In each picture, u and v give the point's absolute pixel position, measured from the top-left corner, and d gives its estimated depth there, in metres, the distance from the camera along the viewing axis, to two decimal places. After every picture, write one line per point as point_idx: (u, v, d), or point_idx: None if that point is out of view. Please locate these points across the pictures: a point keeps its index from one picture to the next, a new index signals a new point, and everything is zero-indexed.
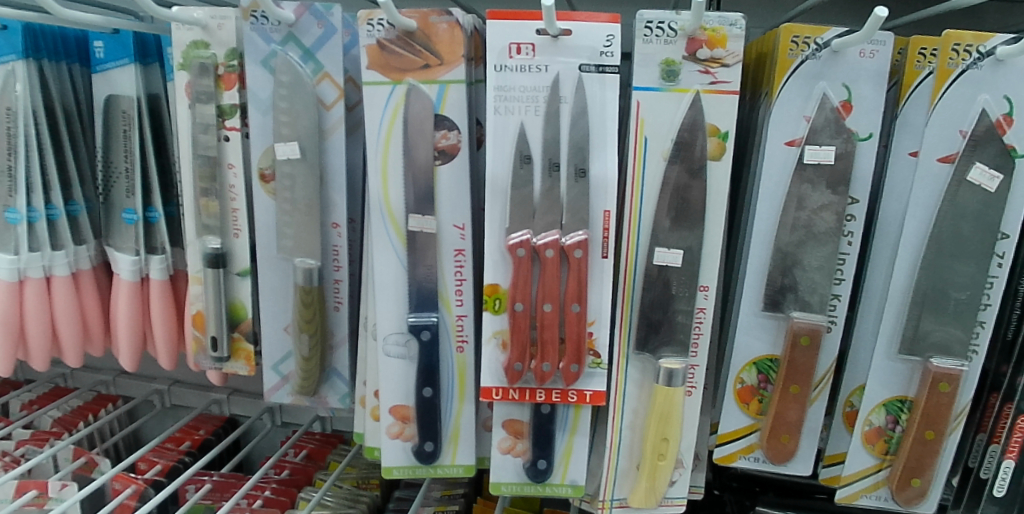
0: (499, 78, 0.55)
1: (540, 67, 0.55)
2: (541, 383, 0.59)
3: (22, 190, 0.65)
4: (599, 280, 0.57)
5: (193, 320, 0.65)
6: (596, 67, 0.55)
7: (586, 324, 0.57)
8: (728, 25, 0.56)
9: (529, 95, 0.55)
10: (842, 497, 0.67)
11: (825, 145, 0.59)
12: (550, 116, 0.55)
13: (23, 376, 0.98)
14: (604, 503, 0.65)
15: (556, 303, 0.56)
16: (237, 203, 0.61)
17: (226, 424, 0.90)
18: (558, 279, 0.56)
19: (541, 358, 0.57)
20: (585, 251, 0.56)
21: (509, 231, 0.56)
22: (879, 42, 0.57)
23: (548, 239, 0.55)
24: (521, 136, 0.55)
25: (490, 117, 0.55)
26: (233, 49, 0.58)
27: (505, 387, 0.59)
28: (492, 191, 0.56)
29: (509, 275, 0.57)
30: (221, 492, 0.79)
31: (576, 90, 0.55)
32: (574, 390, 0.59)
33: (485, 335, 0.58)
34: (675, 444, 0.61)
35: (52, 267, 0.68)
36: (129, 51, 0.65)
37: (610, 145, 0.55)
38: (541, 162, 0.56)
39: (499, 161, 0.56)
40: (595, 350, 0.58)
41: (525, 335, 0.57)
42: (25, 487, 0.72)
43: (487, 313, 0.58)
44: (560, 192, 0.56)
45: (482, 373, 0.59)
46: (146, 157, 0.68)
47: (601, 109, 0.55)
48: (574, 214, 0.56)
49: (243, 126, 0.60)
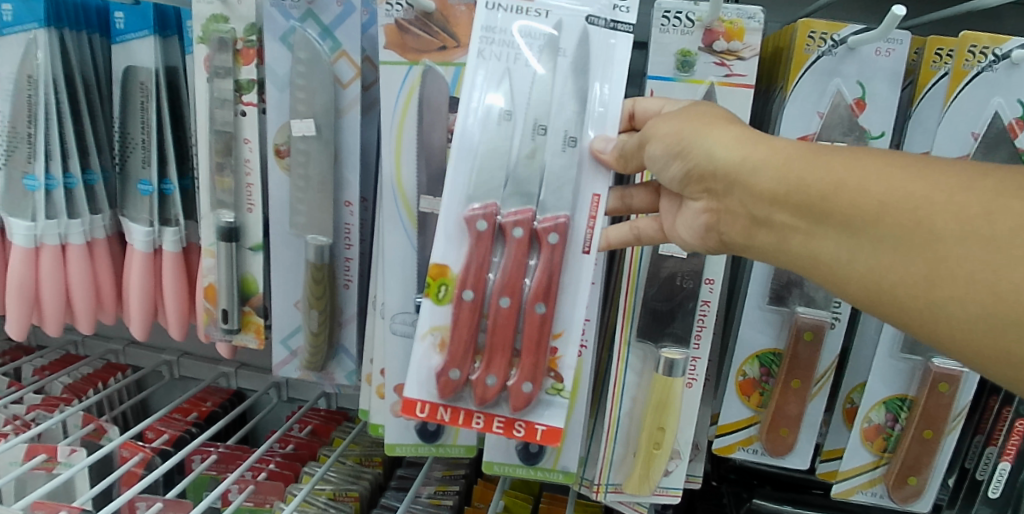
0: (489, 17, 0.49)
1: (540, 12, 0.49)
2: (480, 405, 0.51)
3: (41, 157, 0.66)
4: (575, 279, 0.49)
5: (205, 293, 0.65)
6: (608, 21, 0.49)
7: (550, 336, 0.50)
8: (747, 18, 0.57)
9: (522, 40, 0.49)
10: (839, 492, 0.68)
11: (837, 142, 0.60)
12: (544, 69, 0.49)
13: (37, 343, 0.99)
14: (599, 487, 0.66)
15: (515, 299, 0.49)
16: (252, 178, 0.62)
17: (233, 397, 0.91)
18: (522, 271, 0.49)
19: (490, 369, 0.50)
20: (561, 238, 0.49)
21: (469, 201, 0.49)
22: (895, 40, 0.58)
23: (517, 217, 0.49)
24: (506, 85, 0.48)
25: (471, 59, 0.48)
26: (252, 25, 0.59)
27: (433, 403, 0.50)
28: (482, 159, 0.48)
29: (461, 257, 0.49)
30: (227, 464, 0.81)
31: (577, 43, 0.49)
32: (522, 422, 0.51)
33: (421, 329, 0.50)
34: (672, 435, 0.62)
35: (67, 235, 0.69)
36: (148, 23, 0.66)
37: (610, 114, 0.49)
38: (523, 121, 0.49)
39: (469, 127, 0.48)
40: (556, 373, 0.50)
41: (470, 332, 0.49)
42: (34, 452, 0.74)
43: (428, 301, 0.49)
44: (552, 161, 0.49)
45: (410, 379, 0.50)
46: (162, 129, 0.68)
47: (605, 69, 0.49)
48: (553, 191, 0.49)
49: (260, 102, 0.60)
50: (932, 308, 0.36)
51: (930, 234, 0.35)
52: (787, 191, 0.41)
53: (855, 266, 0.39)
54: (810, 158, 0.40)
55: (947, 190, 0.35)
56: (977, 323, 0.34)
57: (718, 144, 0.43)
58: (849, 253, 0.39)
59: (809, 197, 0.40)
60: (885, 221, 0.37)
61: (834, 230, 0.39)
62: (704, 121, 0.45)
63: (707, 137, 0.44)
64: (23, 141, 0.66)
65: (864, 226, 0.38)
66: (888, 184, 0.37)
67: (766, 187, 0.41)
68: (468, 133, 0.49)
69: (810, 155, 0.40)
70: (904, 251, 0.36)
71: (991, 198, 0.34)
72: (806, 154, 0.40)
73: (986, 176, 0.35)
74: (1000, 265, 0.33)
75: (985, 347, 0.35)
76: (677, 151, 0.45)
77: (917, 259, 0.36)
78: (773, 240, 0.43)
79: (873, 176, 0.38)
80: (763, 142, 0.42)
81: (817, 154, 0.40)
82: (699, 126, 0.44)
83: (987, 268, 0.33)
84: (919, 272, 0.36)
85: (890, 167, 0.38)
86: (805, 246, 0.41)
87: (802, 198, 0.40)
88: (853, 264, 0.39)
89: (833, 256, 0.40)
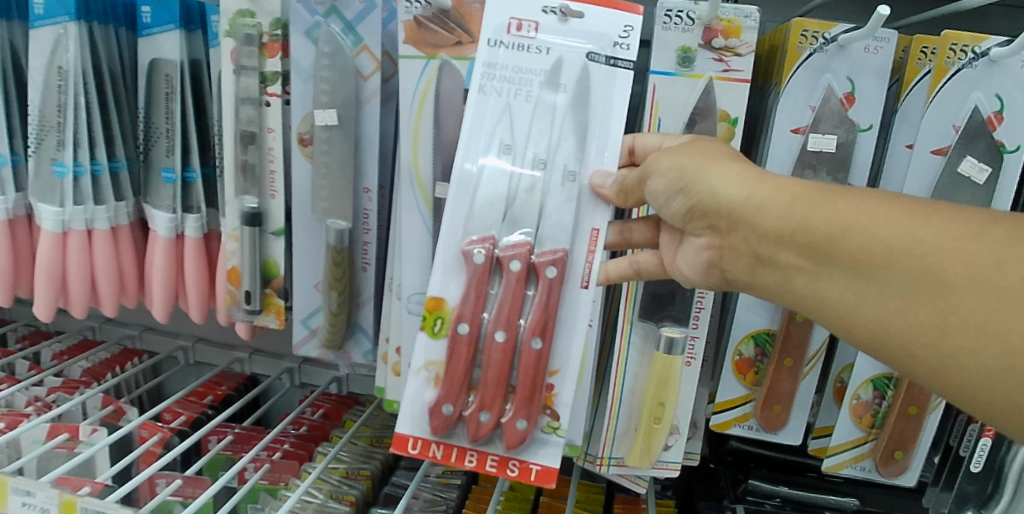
0: (490, 54, 0.52)
1: (541, 49, 0.52)
2: (472, 443, 0.53)
3: (70, 145, 0.69)
4: (573, 310, 0.52)
5: (228, 275, 0.68)
6: (608, 58, 0.52)
7: (547, 374, 0.53)
8: (744, 17, 0.61)
9: (522, 76, 0.52)
10: (829, 467, 0.72)
11: (828, 134, 0.64)
12: (544, 104, 0.52)
13: (55, 328, 1.02)
14: (602, 460, 0.70)
15: (511, 334, 0.51)
16: (275, 165, 0.65)
17: (247, 382, 0.94)
18: (520, 305, 0.52)
19: (484, 407, 0.52)
20: (559, 271, 0.51)
21: (466, 234, 0.52)
22: (882, 39, 0.62)
23: (515, 250, 0.52)
24: (506, 120, 0.52)
25: (473, 95, 0.51)
26: (277, 20, 0.62)
27: (425, 440, 0.53)
28: (481, 196, 0.52)
29: (458, 292, 0.52)
30: (242, 444, 0.83)
31: (577, 79, 0.52)
32: (516, 461, 0.53)
33: (417, 364, 0.52)
34: (671, 409, 0.66)
35: (93, 221, 0.72)
36: (175, 17, 0.69)
37: (609, 146, 0.52)
38: (524, 154, 0.52)
39: (473, 149, 0.52)
40: (551, 410, 0.53)
41: (463, 372, 0.52)
42: (57, 431, 0.77)
43: (425, 334, 0.52)
44: (552, 194, 0.52)
45: (404, 415, 0.53)
46: (185, 118, 0.71)
47: (606, 107, 0.52)
48: (552, 224, 0.52)
49: (283, 93, 0.63)
50: (941, 357, 0.38)
51: (943, 282, 0.37)
52: (793, 230, 0.43)
53: (863, 311, 0.41)
54: (815, 203, 0.42)
55: (958, 238, 0.37)
56: (985, 375, 0.36)
57: (720, 183, 0.46)
58: (857, 297, 0.41)
59: (816, 237, 0.42)
60: (898, 265, 0.39)
61: (841, 271, 0.41)
62: (707, 159, 0.47)
63: (711, 176, 0.46)
64: (52, 129, 0.69)
65: (875, 269, 0.39)
66: (900, 229, 0.39)
67: (771, 227, 0.43)
68: (467, 171, 0.52)
69: (810, 201, 0.42)
70: (914, 298, 0.38)
71: (1003, 249, 0.36)
72: (812, 198, 0.42)
73: (997, 225, 0.37)
74: (1013, 316, 0.35)
75: (994, 400, 0.36)
76: (680, 187, 0.48)
77: (927, 308, 0.38)
78: (780, 279, 0.45)
79: (882, 221, 0.40)
80: (767, 182, 0.44)
81: (823, 198, 0.42)
82: (701, 163, 0.47)
83: (1000, 319, 0.35)
84: (930, 321, 0.38)
85: (900, 212, 0.40)
86: (810, 287, 0.43)
87: (812, 238, 0.42)
88: (861, 308, 0.41)
89: (839, 298, 0.42)
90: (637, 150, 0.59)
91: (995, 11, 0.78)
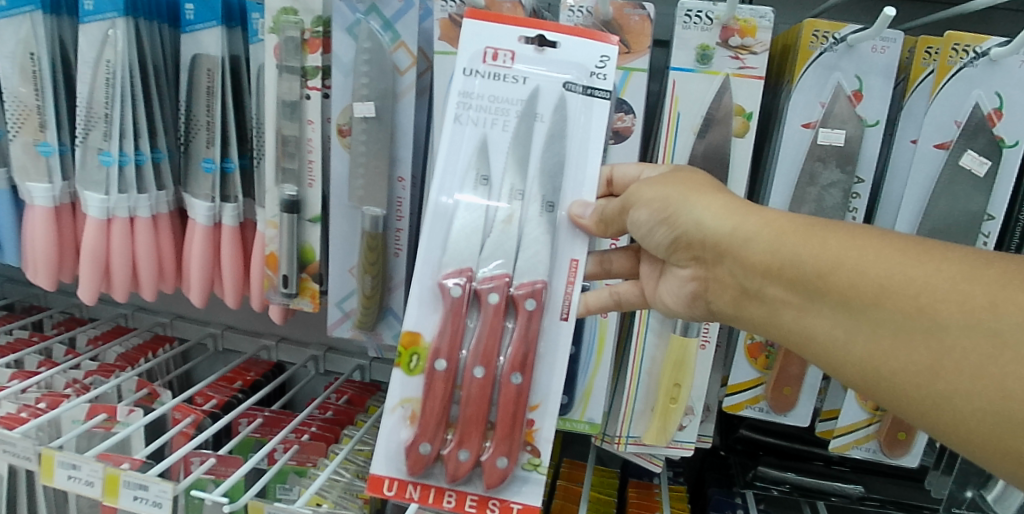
0: (466, 82, 0.52)
1: (517, 78, 0.52)
2: (451, 482, 0.53)
3: (116, 136, 0.72)
4: (554, 342, 0.53)
5: (266, 260, 0.72)
6: (584, 88, 0.52)
7: (528, 408, 0.53)
8: (759, 17, 0.65)
9: (498, 106, 0.52)
10: (836, 447, 0.75)
11: (837, 129, 0.68)
12: (521, 134, 0.52)
13: (89, 315, 1.06)
14: (620, 439, 0.74)
15: (489, 369, 0.52)
16: (313, 155, 0.69)
17: (274, 368, 0.96)
18: (498, 338, 0.53)
19: (463, 445, 0.52)
20: (539, 303, 0.52)
21: (443, 268, 0.52)
22: (889, 39, 0.66)
23: (492, 282, 0.53)
24: (482, 150, 0.52)
25: (449, 123, 0.52)
26: (319, 17, 0.66)
27: (401, 481, 0.54)
28: (456, 228, 0.52)
29: (435, 327, 0.52)
30: (271, 427, 0.85)
31: (555, 109, 0.52)
32: (495, 500, 0.53)
33: (392, 402, 0.53)
34: (687, 390, 0.70)
35: (136, 208, 0.75)
36: (216, 14, 0.72)
37: (588, 177, 0.53)
38: (500, 186, 0.53)
39: (449, 183, 0.52)
40: (533, 446, 0.53)
41: (441, 408, 0.52)
42: (96, 411, 0.79)
43: (399, 370, 0.52)
44: (529, 226, 0.53)
45: (381, 457, 0.53)
46: (225, 112, 0.74)
47: (583, 139, 0.52)
48: (529, 257, 0.52)
49: (323, 87, 0.67)
50: (934, 398, 0.37)
51: (935, 322, 0.37)
52: (780, 265, 0.45)
53: (854, 348, 0.41)
54: (801, 237, 0.44)
55: (950, 279, 0.38)
56: (981, 420, 0.36)
57: (702, 216, 0.49)
58: (846, 333, 0.41)
59: (805, 272, 0.43)
60: (887, 303, 0.39)
61: (830, 306, 0.42)
62: (689, 191, 0.50)
63: (696, 207, 0.49)
64: (99, 121, 0.72)
65: (864, 306, 0.40)
66: (888, 268, 0.40)
67: (758, 261, 0.46)
68: (443, 204, 0.53)
69: (793, 236, 0.45)
70: (905, 336, 0.38)
71: (996, 289, 0.36)
72: (801, 231, 0.45)
73: (989, 265, 0.38)
74: (1006, 361, 0.34)
75: (990, 443, 0.36)
76: (664, 217, 0.51)
77: (921, 346, 0.38)
78: (769, 314, 0.47)
79: (873, 259, 0.41)
80: (753, 214, 0.47)
81: (811, 231, 0.44)
82: (685, 195, 0.50)
83: (994, 363, 0.35)
84: (924, 361, 0.38)
85: (891, 249, 0.41)
86: (798, 323, 0.45)
87: (800, 275, 0.44)
88: (852, 345, 0.41)
89: (829, 334, 0.43)
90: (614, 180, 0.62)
91: (999, 13, 0.81)
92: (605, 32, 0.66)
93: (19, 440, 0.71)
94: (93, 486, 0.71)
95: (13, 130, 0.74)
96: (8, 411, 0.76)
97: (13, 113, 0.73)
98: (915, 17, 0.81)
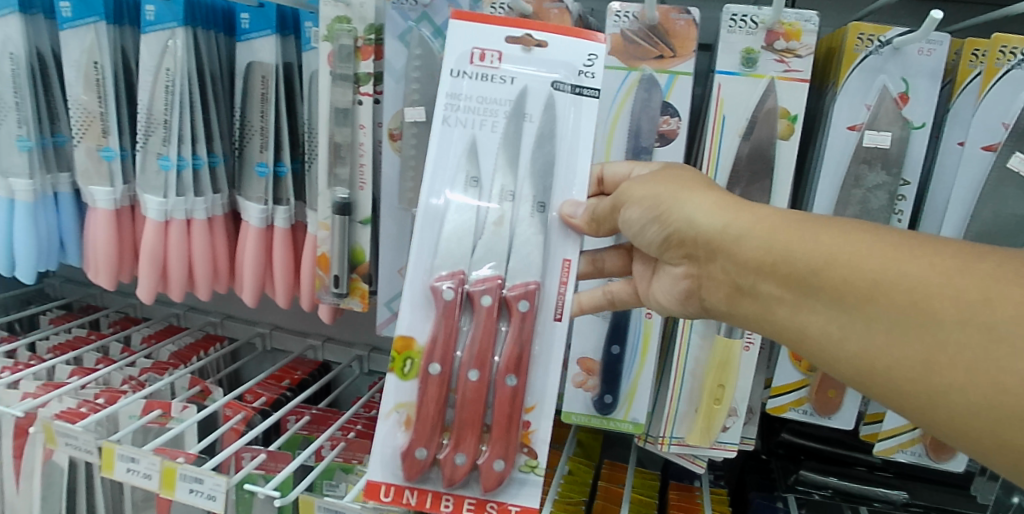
0: (453, 84, 0.54)
1: (505, 78, 0.54)
2: (448, 486, 0.54)
3: (175, 141, 0.75)
4: (549, 345, 0.54)
5: (318, 261, 0.74)
6: (572, 86, 0.53)
7: (523, 410, 0.54)
8: (804, 21, 0.66)
9: (486, 107, 0.54)
10: (881, 450, 0.75)
11: (883, 131, 0.68)
12: (510, 135, 0.54)
13: (143, 315, 1.10)
14: (664, 439, 0.74)
15: (484, 372, 0.53)
16: (364, 159, 0.71)
17: (320, 368, 0.99)
18: (493, 339, 0.54)
19: (459, 448, 0.53)
20: (532, 305, 0.53)
21: (434, 272, 0.54)
22: (935, 41, 0.66)
23: (484, 285, 0.54)
24: (471, 151, 0.54)
25: (438, 125, 0.54)
26: (372, 25, 0.68)
27: (398, 486, 0.55)
28: (448, 229, 0.53)
29: (428, 330, 0.53)
30: (318, 424, 0.87)
31: (543, 109, 0.54)
32: (492, 503, 0.54)
33: (387, 407, 0.54)
34: (731, 390, 0.71)
35: (192, 211, 0.78)
36: (271, 23, 0.74)
37: (578, 176, 0.54)
38: (491, 187, 0.54)
39: (438, 185, 0.54)
40: (530, 448, 0.54)
41: (436, 411, 0.53)
42: (151, 407, 0.81)
43: (393, 375, 0.53)
44: (520, 226, 0.54)
45: (376, 462, 0.55)
46: (279, 117, 0.77)
47: (572, 138, 0.54)
48: (521, 258, 0.54)
49: (374, 93, 0.69)
50: (931, 395, 0.37)
51: (931, 318, 0.37)
52: (773, 261, 0.44)
53: (848, 344, 0.41)
54: (795, 231, 0.44)
55: (945, 273, 0.37)
56: (978, 417, 0.35)
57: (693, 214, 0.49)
58: (840, 329, 0.41)
59: (798, 269, 0.43)
60: (881, 299, 0.39)
61: (824, 303, 0.42)
62: (680, 189, 0.50)
63: (686, 206, 0.49)
64: (159, 126, 0.75)
65: (858, 302, 0.40)
66: (880, 262, 0.39)
67: (750, 257, 0.46)
68: (434, 206, 0.54)
69: (783, 231, 0.45)
70: (900, 332, 0.38)
71: (989, 283, 0.36)
72: (794, 227, 0.44)
73: (982, 259, 0.37)
74: (1002, 356, 0.34)
75: (988, 438, 0.35)
76: (656, 215, 0.51)
77: (916, 341, 0.37)
78: (764, 312, 0.46)
79: (865, 254, 0.40)
80: (744, 210, 0.47)
81: (803, 227, 0.44)
82: (677, 193, 0.50)
83: (990, 359, 0.34)
84: (919, 357, 0.37)
85: (884, 244, 0.40)
86: (792, 320, 0.44)
87: (794, 272, 0.43)
88: (846, 341, 0.41)
89: (822, 330, 0.42)
90: (605, 179, 0.63)
91: None
92: (651, 37, 0.67)
93: (81, 434, 0.73)
94: (151, 479, 0.73)
95: (77, 136, 0.77)
96: (67, 406, 0.78)
97: (77, 120, 0.77)
98: (960, 19, 0.81)
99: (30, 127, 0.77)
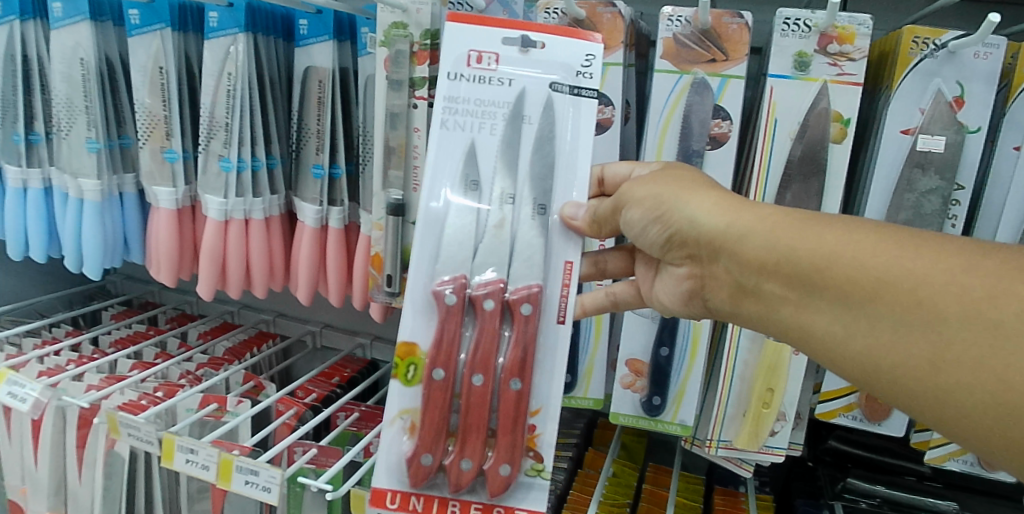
0: (451, 87, 0.54)
1: (502, 80, 0.54)
2: (454, 492, 0.55)
3: (236, 144, 0.78)
4: (551, 348, 0.54)
5: (372, 260, 0.76)
6: (571, 87, 0.54)
7: (529, 414, 0.54)
8: (858, 24, 0.66)
9: (484, 109, 0.54)
10: (931, 459, 0.74)
11: (937, 135, 0.67)
12: (509, 137, 0.54)
13: (200, 312, 1.14)
14: (711, 442, 0.74)
15: (488, 377, 0.54)
16: (419, 161, 0.72)
17: (369, 366, 1.01)
18: (496, 344, 0.54)
19: (464, 453, 0.54)
20: (534, 308, 0.53)
21: (435, 276, 0.54)
22: (992, 45, 0.66)
23: (487, 288, 0.54)
24: (469, 154, 0.54)
25: (437, 129, 0.54)
26: (428, 30, 0.69)
27: (403, 495, 0.55)
28: (449, 234, 0.54)
29: (430, 335, 0.54)
30: (366, 421, 0.88)
31: (543, 110, 0.54)
32: (499, 507, 0.55)
33: (391, 413, 0.54)
34: (780, 395, 0.71)
35: (251, 211, 0.80)
36: (329, 29, 0.77)
37: (578, 178, 0.54)
38: (491, 191, 0.55)
39: (437, 189, 0.54)
40: (535, 452, 0.55)
41: (441, 414, 0.54)
42: (207, 401, 0.83)
43: (398, 381, 0.54)
44: (521, 228, 0.54)
45: (382, 469, 0.55)
46: (334, 120, 0.79)
47: (573, 136, 0.54)
48: (523, 261, 0.54)
49: (430, 96, 0.71)
50: (937, 394, 0.37)
51: (937, 316, 0.37)
52: (776, 260, 0.45)
53: (853, 342, 0.41)
54: (799, 231, 0.44)
55: (948, 271, 0.38)
56: (984, 416, 0.35)
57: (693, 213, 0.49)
58: (845, 328, 0.42)
59: (801, 268, 0.43)
60: (884, 297, 0.39)
61: (828, 302, 0.42)
62: (679, 189, 0.50)
63: (687, 206, 0.49)
64: (220, 129, 0.78)
65: (862, 301, 0.40)
66: (884, 260, 0.40)
67: (752, 258, 0.46)
68: (434, 209, 0.54)
69: (788, 230, 0.45)
70: (906, 330, 0.38)
71: (994, 281, 0.36)
72: (799, 225, 0.45)
73: (987, 256, 0.38)
74: (1007, 353, 0.34)
75: (994, 438, 0.35)
76: (656, 216, 0.51)
77: (922, 341, 0.38)
78: (766, 311, 0.47)
79: (869, 252, 0.41)
80: (746, 210, 0.47)
81: (807, 226, 0.44)
82: (677, 192, 0.50)
83: (996, 356, 0.35)
84: (925, 356, 0.38)
85: (887, 243, 0.41)
86: (796, 319, 0.45)
87: (799, 273, 0.44)
88: (850, 339, 0.41)
89: (827, 329, 0.43)
90: (606, 178, 0.63)
91: None
92: (704, 41, 0.67)
93: (143, 424, 0.76)
94: (209, 470, 0.75)
95: (142, 139, 0.80)
96: (129, 398, 0.81)
97: (143, 123, 0.80)
98: (1019, 22, 0.79)
99: (98, 129, 0.81)
